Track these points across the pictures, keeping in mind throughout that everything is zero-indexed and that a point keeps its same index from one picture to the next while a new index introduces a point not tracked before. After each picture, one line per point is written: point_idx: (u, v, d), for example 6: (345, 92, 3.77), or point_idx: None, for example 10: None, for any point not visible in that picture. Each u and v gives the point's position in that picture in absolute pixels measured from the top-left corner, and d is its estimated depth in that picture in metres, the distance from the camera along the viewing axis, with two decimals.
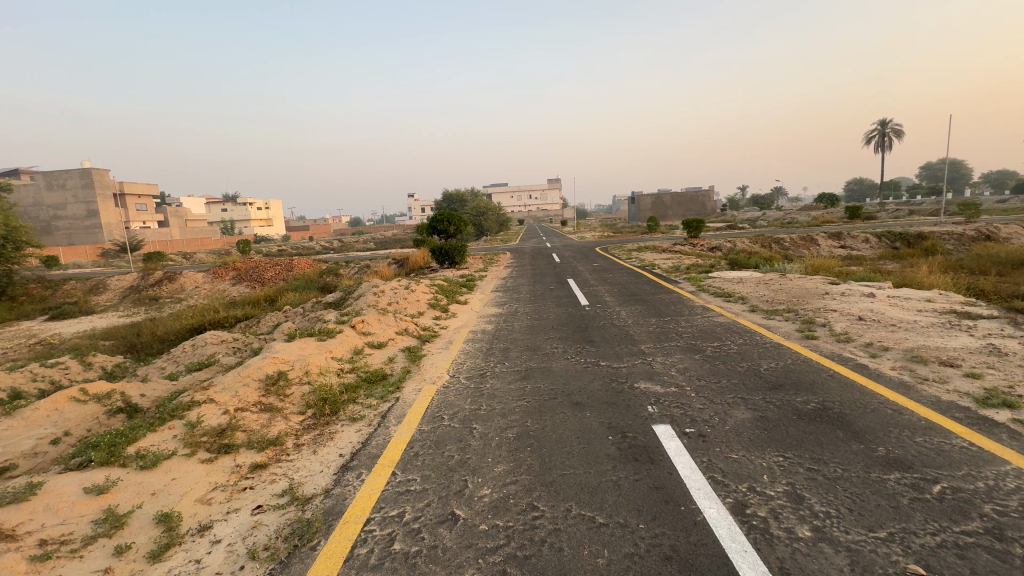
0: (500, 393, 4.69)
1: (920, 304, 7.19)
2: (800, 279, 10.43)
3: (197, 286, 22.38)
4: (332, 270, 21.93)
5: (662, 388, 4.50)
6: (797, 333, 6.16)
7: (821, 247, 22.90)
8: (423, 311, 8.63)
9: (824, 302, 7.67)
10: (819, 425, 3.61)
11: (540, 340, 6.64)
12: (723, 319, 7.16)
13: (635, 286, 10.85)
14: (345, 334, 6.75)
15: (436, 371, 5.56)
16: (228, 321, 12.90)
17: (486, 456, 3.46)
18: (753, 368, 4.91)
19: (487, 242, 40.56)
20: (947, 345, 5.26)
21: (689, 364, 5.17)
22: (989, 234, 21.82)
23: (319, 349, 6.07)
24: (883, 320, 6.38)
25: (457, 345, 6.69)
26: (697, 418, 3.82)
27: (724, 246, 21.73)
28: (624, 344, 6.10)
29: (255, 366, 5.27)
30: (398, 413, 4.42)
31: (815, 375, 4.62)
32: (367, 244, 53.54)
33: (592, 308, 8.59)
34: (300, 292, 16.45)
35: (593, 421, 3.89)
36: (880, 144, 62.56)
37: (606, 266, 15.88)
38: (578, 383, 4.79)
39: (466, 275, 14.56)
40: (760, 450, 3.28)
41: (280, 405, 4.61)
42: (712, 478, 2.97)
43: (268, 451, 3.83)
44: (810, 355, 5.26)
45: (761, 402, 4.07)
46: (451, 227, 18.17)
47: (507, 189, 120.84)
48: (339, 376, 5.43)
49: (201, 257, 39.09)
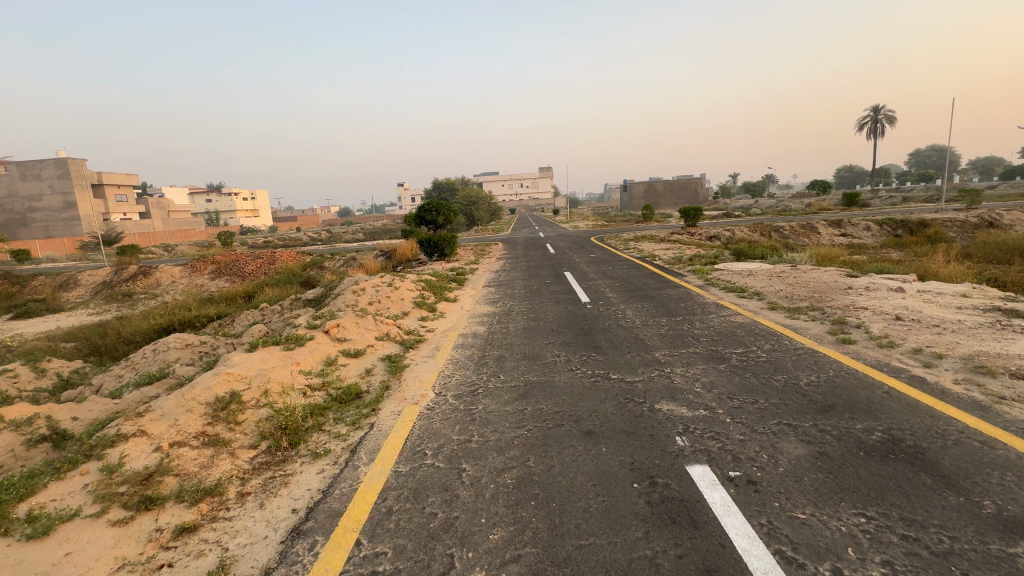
0: (495, 418, 3.92)
1: (957, 300, 6.51)
2: (814, 271, 9.73)
3: (174, 281, 21.28)
4: (316, 263, 20.95)
5: (690, 411, 3.75)
6: (830, 336, 5.44)
7: (820, 236, 22.30)
8: (408, 312, 7.79)
9: (849, 298, 6.96)
10: (897, 466, 2.88)
11: (539, 345, 5.88)
12: (742, 319, 6.42)
13: (638, 279, 10.08)
14: (317, 341, 5.91)
15: (419, 388, 4.75)
16: (199, 321, 11.95)
17: (478, 515, 2.70)
18: (791, 382, 4.20)
19: (478, 232, 39.69)
20: (1009, 351, 4.57)
21: (715, 377, 4.42)
22: (991, 221, 21.39)
23: (284, 362, 5.23)
24: (925, 320, 5.68)
25: (445, 352, 5.90)
26: (740, 455, 3.08)
27: (723, 235, 21.12)
28: (635, 351, 5.33)
29: (202, 385, 4.43)
30: (371, 447, 3.62)
31: (868, 393, 3.90)
32: (354, 235, 52.20)
33: (594, 306, 7.81)
34: (279, 287, 15.50)
35: (611, 459, 3.14)
36: (873, 131, 62.50)
37: (603, 257, 15.11)
38: (587, 404, 4.02)
39: (455, 269, 13.68)
40: (832, 507, 2.54)
41: (228, 438, 3.80)
42: (781, 555, 2.22)
43: (202, 505, 3.02)
44: (854, 365, 4.55)
45: (814, 431, 3.34)
46: (440, 217, 17.17)
47: (498, 178, 119.33)
48: (305, 396, 4.61)
49: (182, 249, 37.66)
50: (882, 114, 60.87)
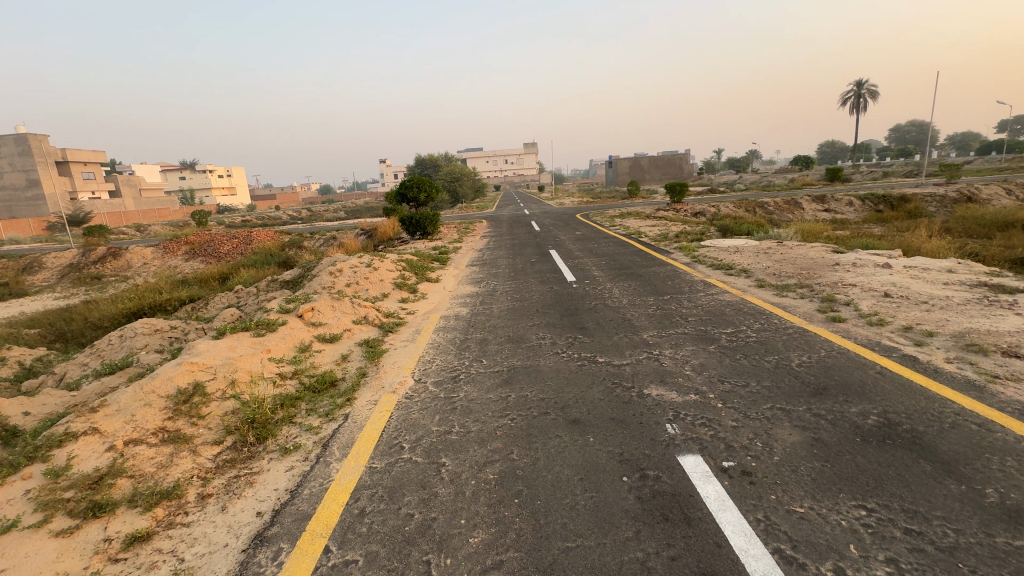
0: (477, 406, 3.72)
1: (944, 276, 6.45)
2: (801, 247, 9.65)
3: (146, 263, 20.50)
4: (295, 243, 20.33)
5: (680, 396, 3.60)
6: (819, 314, 5.33)
7: (804, 211, 22.33)
8: (388, 294, 7.49)
9: (837, 274, 6.87)
10: (894, 452, 2.76)
11: (524, 327, 5.68)
12: (730, 297, 6.28)
13: (624, 257, 9.89)
14: (290, 326, 5.61)
15: (398, 375, 4.52)
16: (170, 304, 11.45)
17: (457, 516, 2.51)
18: (782, 363, 4.07)
19: (463, 209, 39.04)
20: (999, 328, 4.50)
21: (705, 359, 4.27)
22: (970, 195, 21.66)
23: (254, 349, 4.93)
24: (913, 297, 5.60)
25: (426, 336, 5.66)
26: (733, 444, 2.94)
27: (709, 211, 21.05)
28: (623, 332, 5.15)
29: (163, 376, 4.13)
30: (345, 440, 3.40)
31: (860, 374, 3.79)
32: (335, 213, 50.96)
33: (580, 286, 7.61)
34: (256, 268, 14.97)
35: (599, 450, 2.97)
36: (856, 105, 62.66)
37: (589, 234, 14.89)
38: (573, 391, 3.84)
39: (438, 248, 13.32)
40: (831, 499, 2.41)
41: (190, 434, 3.54)
42: (779, 555, 2.08)
43: (157, 510, 2.77)
44: (844, 344, 4.44)
45: (809, 416, 3.21)
46: (422, 194, 16.65)
47: (482, 154, 117.55)
48: (275, 386, 4.35)
49: (155, 229, 36.35)
50: (866, 88, 60.95)
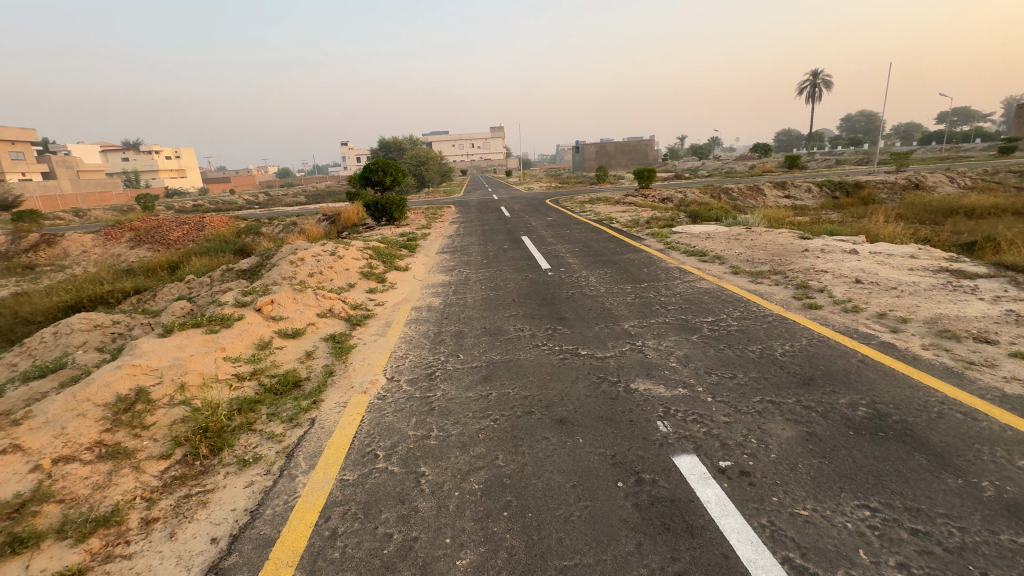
0: (456, 407, 3.47)
1: (907, 262, 6.62)
2: (769, 233, 9.78)
3: (85, 251, 18.95)
4: (252, 229, 19.24)
5: (668, 390, 3.48)
6: (796, 302, 5.33)
7: (766, 198, 22.91)
8: (355, 284, 7.08)
9: (808, 261, 6.94)
10: (888, 446, 2.71)
11: (500, 318, 5.44)
12: (707, 285, 6.23)
13: (597, 244, 9.78)
14: (247, 321, 5.16)
15: (368, 373, 4.21)
16: (113, 296, 10.55)
17: (441, 535, 2.27)
18: (766, 352, 4.01)
19: (430, 194, 38.16)
20: (966, 313, 4.61)
21: (689, 350, 4.17)
22: (917, 183, 22.78)
23: (207, 348, 4.49)
24: (882, 283, 5.70)
25: (397, 329, 5.34)
26: (728, 441, 2.82)
27: (676, 196, 21.30)
28: (603, 323, 5.00)
29: (99, 381, 3.67)
30: (311, 450, 3.10)
31: (843, 363, 3.76)
32: (295, 198, 48.84)
33: (556, 274, 7.42)
34: (209, 257, 14.05)
35: (590, 453, 2.79)
36: (812, 95, 64.83)
37: (560, 220, 14.74)
38: (558, 387, 3.65)
39: (406, 234, 12.84)
40: (833, 499, 2.32)
41: (133, 448, 3.14)
42: (790, 565, 1.96)
43: (92, 542, 2.41)
44: (824, 331, 4.44)
45: (800, 408, 3.14)
46: (388, 178, 15.99)
47: (448, 138, 115.36)
48: (231, 389, 3.96)
49: (95, 214, 33.74)
50: (821, 78, 63.09)
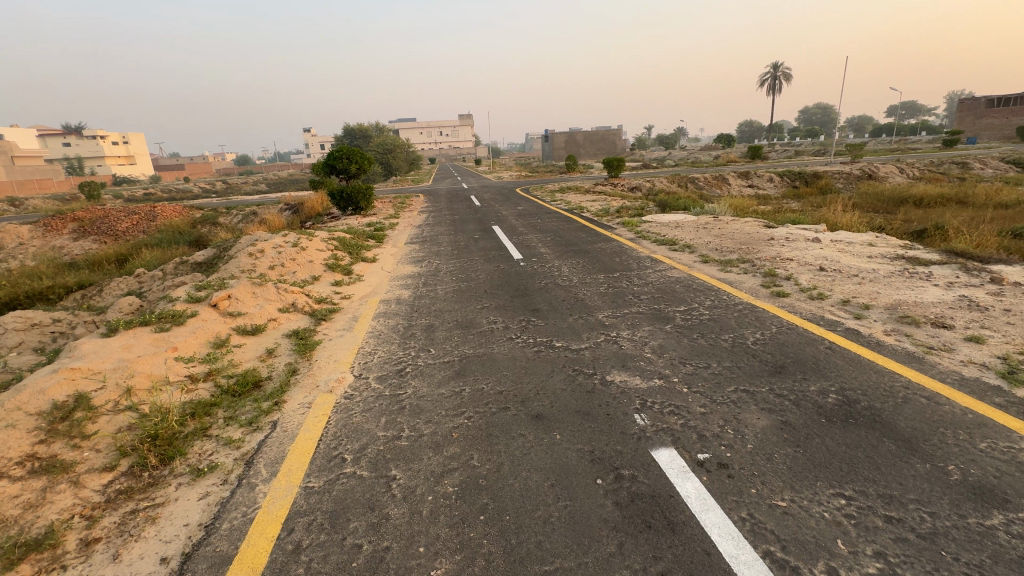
0: (428, 405, 3.33)
1: (866, 249, 6.84)
2: (736, 222, 9.95)
3: (22, 243, 17.59)
4: (208, 219, 18.28)
5: (644, 382, 3.45)
6: (764, 290, 5.41)
7: (730, 187, 23.43)
8: (319, 277, 6.78)
9: (774, 249, 7.08)
10: (859, 432, 2.74)
11: (473, 310, 5.31)
12: (678, 274, 6.26)
13: (569, 233, 9.73)
14: (201, 318, 4.83)
15: (334, 371, 4.00)
16: (53, 293, 9.79)
17: (415, 543, 2.15)
18: (738, 341, 4.04)
19: (397, 182, 37.28)
20: (923, 299, 4.77)
21: (664, 340, 4.15)
22: (870, 173, 23.78)
23: (156, 348, 4.18)
24: (845, 270, 5.86)
25: (365, 323, 5.13)
26: (705, 433, 2.80)
27: (644, 186, 21.52)
28: (577, 314, 4.93)
29: (32, 388, 3.33)
30: (273, 455, 2.90)
31: (812, 350, 3.82)
32: (255, 186, 46.82)
33: (528, 264, 7.31)
34: (162, 248, 13.25)
35: (567, 450, 2.72)
36: (773, 87, 66.73)
37: (531, 209, 14.61)
38: (533, 381, 3.56)
39: (373, 224, 12.45)
40: (810, 489, 2.32)
41: (73, 461, 2.87)
42: (771, 559, 1.94)
43: (22, 569, 2.17)
44: (792, 318, 4.51)
45: (773, 397, 3.15)
46: (353, 165, 15.43)
47: (416, 125, 113.08)
48: (184, 391, 3.68)
49: (33, 203, 31.36)
50: (781, 71, 64.95)
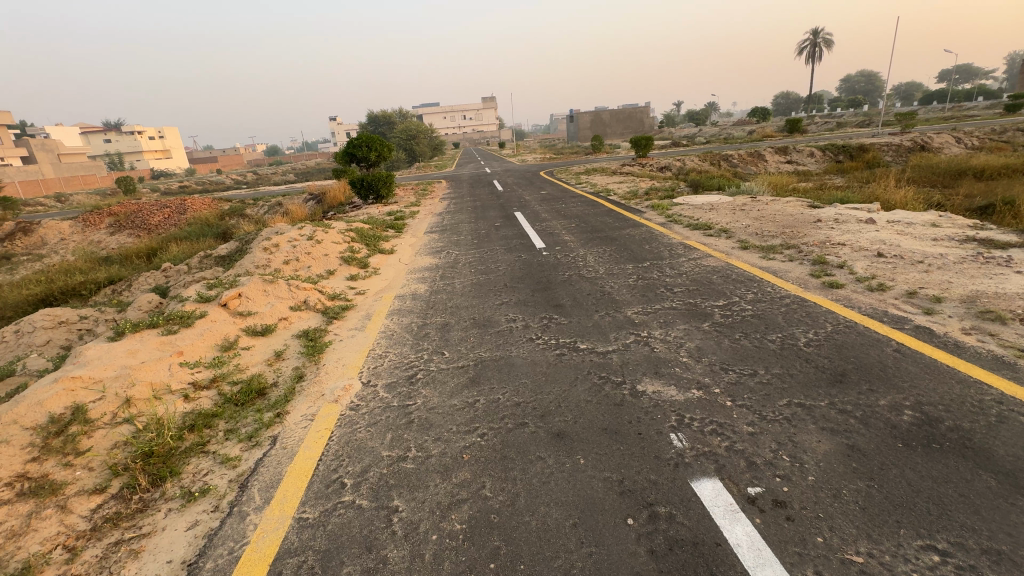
0: (438, 419, 3.02)
1: (930, 231, 6.12)
2: (776, 202, 9.21)
3: (63, 238, 18.21)
4: (235, 211, 18.48)
5: (681, 393, 3.04)
6: (814, 280, 4.85)
7: (767, 163, 22.15)
8: (334, 271, 6.56)
9: (822, 232, 6.43)
10: (947, 462, 2.27)
11: (490, 306, 4.96)
12: (715, 263, 5.73)
13: (595, 219, 9.22)
14: (210, 319, 4.66)
15: (341, 377, 3.73)
16: (86, 288, 9.98)
17: None
18: (788, 343, 3.56)
19: (420, 169, 37.02)
20: (1005, 290, 4.13)
21: (701, 342, 3.71)
22: (924, 144, 21.97)
23: (162, 353, 4.01)
24: (907, 256, 5.21)
25: (377, 322, 4.86)
26: (756, 459, 2.39)
27: (675, 165, 20.54)
28: (603, 310, 4.52)
29: (29, 399, 3.19)
30: (267, 478, 2.66)
31: (878, 354, 3.30)
32: (282, 176, 47.45)
33: (551, 253, 6.90)
34: (189, 242, 13.40)
35: (593, 479, 2.36)
36: (812, 55, 62.92)
37: (556, 193, 14.08)
38: (555, 391, 3.19)
39: (393, 213, 12.21)
40: (891, 539, 1.89)
41: (63, 482, 2.70)
42: None
43: None
44: (850, 314, 3.98)
45: (834, 413, 2.70)
46: (373, 153, 15.19)
47: (440, 111, 112.56)
48: (186, 402, 3.49)
49: (76, 199, 32.62)
50: (820, 37, 61.23)
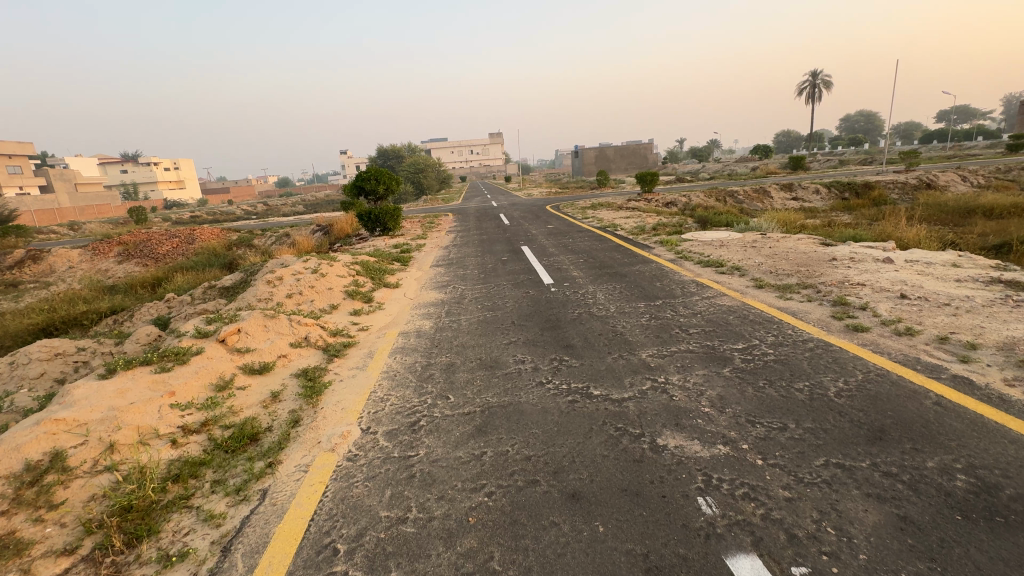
0: (442, 474, 2.78)
1: (951, 272, 5.93)
2: (787, 239, 9.08)
3: (72, 266, 18.32)
4: (243, 241, 18.58)
5: (707, 449, 2.79)
6: (837, 323, 4.64)
7: (773, 200, 22.22)
8: (338, 306, 6.41)
9: (839, 271, 6.26)
10: (1017, 539, 2.00)
11: (498, 345, 4.77)
12: (730, 302, 5.56)
13: (603, 254, 9.12)
14: (207, 356, 4.48)
15: (339, 423, 3.51)
16: (87, 318, 9.87)
17: None
18: (817, 393, 3.32)
19: (428, 202, 37.55)
20: None
21: (724, 390, 3.47)
22: (929, 182, 22.00)
23: (153, 393, 3.82)
24: (931, 298, 5.01)
25: (379, 361, 4.66)
26: (798, 532, 2.13)
27: (680, 200, 20.64)
28: (616, 352, 4.32)
29: (7, 445, 2.98)
30: (251, 542, 2.41)
31: (917, 408, 3.06)
32: (291, 208, 48.21)
33: (559, 289, 6.75)
34: (196, 272, 13.39)
35: (614, 551, 2.11)
36: (812, 96, 64.37)
37: (563, 227, 14.07)
38: (569, 444, 2.95)
39: (399, 245, 12.18)
40: None
41: (28, 542, 2.45)
42: None
43: None
44: (880, 361, 3.75)
45: (880, 478, 2.44)
46: (381, 186, 15.35)
47: (447, 145, 115.52)
48: (173, 448, 3.27)
49: (88, 228, 33.11)
50: (820, 79, 62.70)
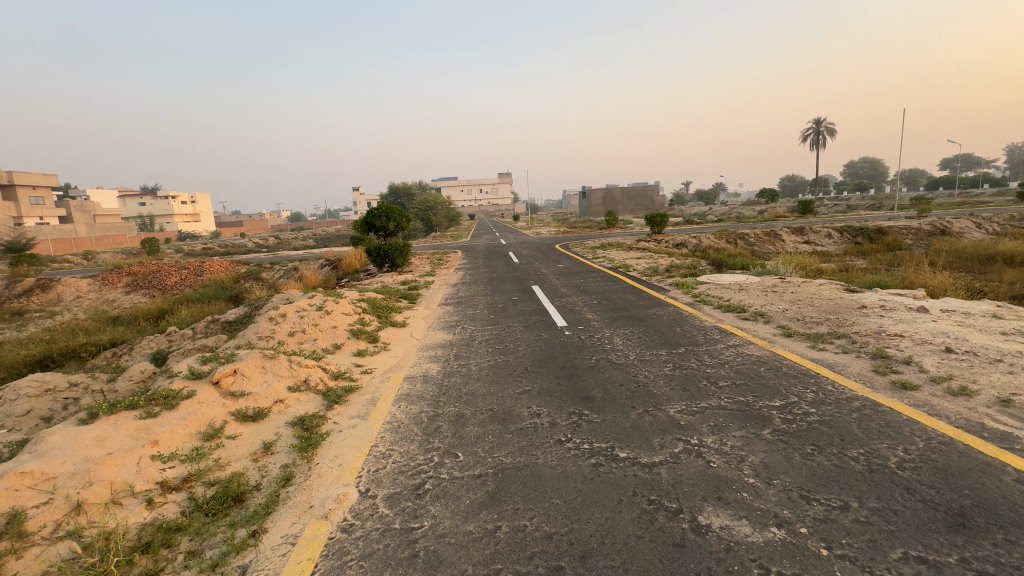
0: (449, 554, 2.40)
1: (994, 323, 5.56)
2: (808, 284, 8.77)
3: (79, 296, 18.30)
4: (251, 275, 18.53)
5: (758, 533, 2.39)
6: (881, 378, 4.25)
7: (784, 244, 22.02)
8: (341, 346, 6.11)
9: (872, 320, 5.90)
10: None
11: (511, 395, 4.42)
12: (758, 351, 5.20)
13: (617, 296, 8.83)
14: (198, 401, 4.16)
15: (334, 483, 3.14)
16: (85, 350, 9.60)
17: None
18: (876, 464, 2.93)
19: (436, 239, 37.90)
20: None
21: (768, 456, 3.09)
22: (942, 229, 21.75)
23: (133, 442, 3.48)
24: (980, 352, 4.63)
25: (382, 409, 4.31)
26: None
27: (691, 241, 20.52)
28: (641, 406, 3.95)
29: None
30: None
31: (1000, 486, 2.64)
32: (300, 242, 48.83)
33: (574, 333, 6.44)
34: (201, 305, 13.23)
35: None
36: (816, 143, 65.39)
37: (574, 267, 13.88)
38: (596, 521, 2.56)
39: (408, 282, 11.98)
40: None
41: None
42: None
43: None
44: (940, 427, 3.34)
45: None
46: (391, 223, 15.36)
47: (458, 184, 118.23)
48: (147, 508, 2.91)
49: (101, 258, 33.55)
50: (824, 126, 63.76)
